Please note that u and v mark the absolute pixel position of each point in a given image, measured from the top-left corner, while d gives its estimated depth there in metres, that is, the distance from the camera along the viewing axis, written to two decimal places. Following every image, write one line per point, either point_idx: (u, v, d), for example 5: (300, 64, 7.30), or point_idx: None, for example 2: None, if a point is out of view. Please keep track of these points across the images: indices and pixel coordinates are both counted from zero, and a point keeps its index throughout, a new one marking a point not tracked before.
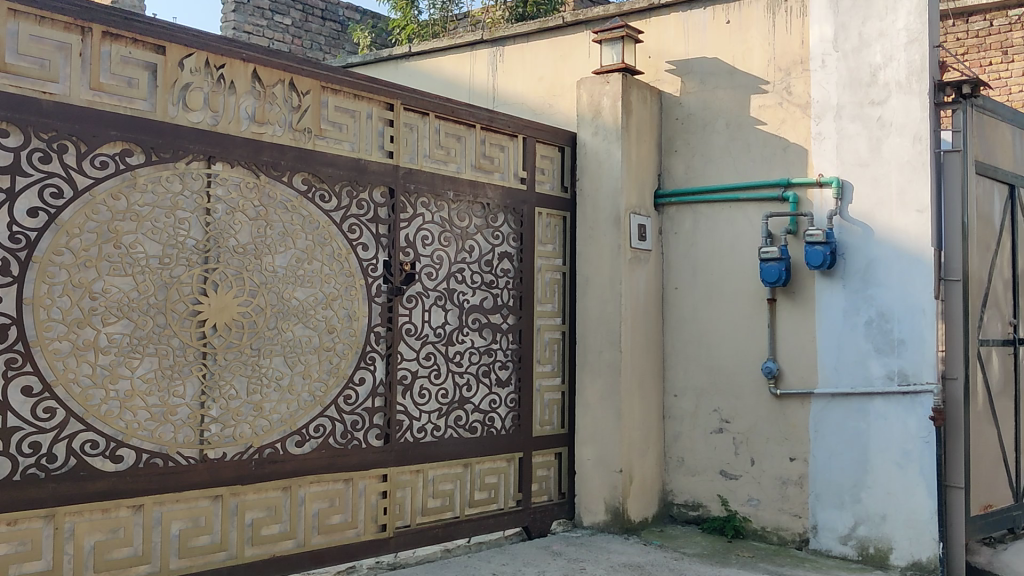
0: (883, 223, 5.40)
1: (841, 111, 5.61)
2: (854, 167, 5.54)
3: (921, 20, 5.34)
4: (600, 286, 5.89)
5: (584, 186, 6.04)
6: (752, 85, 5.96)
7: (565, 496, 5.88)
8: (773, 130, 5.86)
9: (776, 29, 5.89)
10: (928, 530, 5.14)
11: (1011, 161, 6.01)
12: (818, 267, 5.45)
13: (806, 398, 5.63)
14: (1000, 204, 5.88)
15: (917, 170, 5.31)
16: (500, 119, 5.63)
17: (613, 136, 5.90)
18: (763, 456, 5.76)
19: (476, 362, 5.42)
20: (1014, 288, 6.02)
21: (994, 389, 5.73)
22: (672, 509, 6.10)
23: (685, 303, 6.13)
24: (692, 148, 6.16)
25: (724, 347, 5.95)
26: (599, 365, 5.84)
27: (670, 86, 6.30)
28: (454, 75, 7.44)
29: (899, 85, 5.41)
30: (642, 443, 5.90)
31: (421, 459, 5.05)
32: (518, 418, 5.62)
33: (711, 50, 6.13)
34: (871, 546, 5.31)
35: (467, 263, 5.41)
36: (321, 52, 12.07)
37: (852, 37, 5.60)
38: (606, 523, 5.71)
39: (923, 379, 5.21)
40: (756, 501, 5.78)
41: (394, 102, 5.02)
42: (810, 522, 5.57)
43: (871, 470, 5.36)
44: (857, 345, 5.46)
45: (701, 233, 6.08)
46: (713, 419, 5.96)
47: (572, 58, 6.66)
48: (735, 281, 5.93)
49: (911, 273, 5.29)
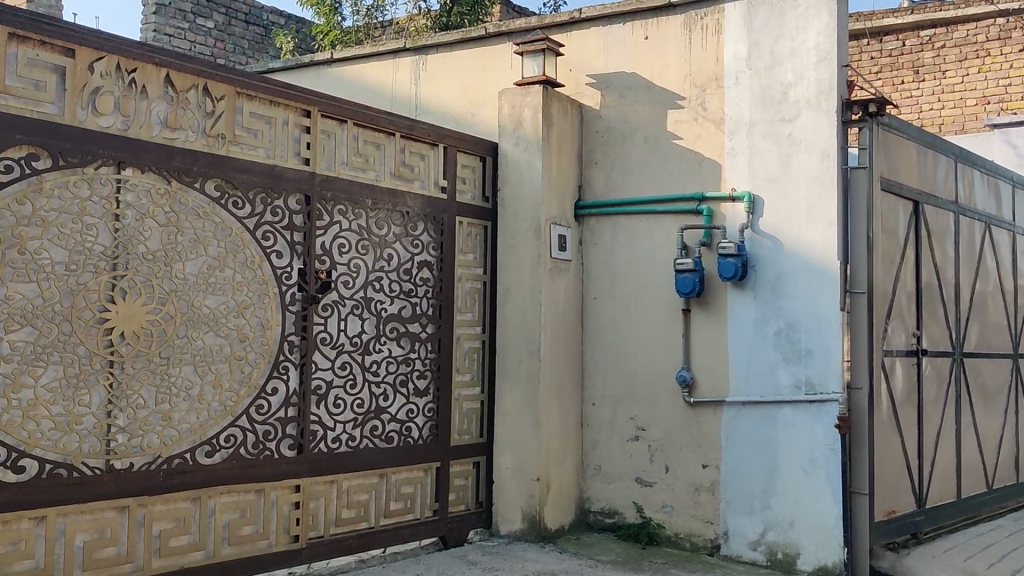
0: (792, 236, 5.56)
1: (753, 127, 5.76)
2: (765, 182, 5.69)
3: (830, 40, 5.52)
4: (520, 296, 5.92)
5: (504, 196, 6.07)
6: (669, 100, 6.09)
7: (482, 505, 5.88)
8: (688, 145, 5.99)
9: (692, 45, 6.02)
10: (834, 535, 5.30)
11: (915, 178, 6.25)
12: (730, 279, 5.58)
13: (718, 407, 5.76)
14: (904, 219, 6.10)
15: (826, 185, 5.48)
16: (420, 128, 5.63)
17: (533, 148, 5.95)
18: (677, 463, 5.87)
19: (394, 371, 5.42)
20: (917, 301, 6.25)
21: (897, 398, 5.93)
22: (588, 516, 6.14)
23: (603, 313, 6.20)
24: (612, 161, 6.25)
25: (641, 357, 6.04)
26: (518, 374, 5.88)
27: (591, 99, 6.38)
28: (376, 82, 7.41)
29: (809, 102, 5.58)
30: (560, 451, 5.95)
31: (335, 470, 5.03)
32: (435, 428, 5.62)
33: (631, 65, 6.23)
34: (779, 551, 5.45)
35: (385, 271, 5.40)
36: (244, 56, 11.92)
37: (765, 55, 5.76)
38: (523, 532, 5.75)
39: (829, 388, 5.39)
40: (669, 507, 5.88)
41: (311, 109, 5.00)
42: (721, 528, 5.68)
43: (779, 477, 5.50)
44: (767, 355, 5.61)
45: (620, 244, 6.16)
46: (630, 427, 6.04)
47: (494, 69, 6.71)
48: (653, 292, 6.03)
49: (818, 285, 5.46)
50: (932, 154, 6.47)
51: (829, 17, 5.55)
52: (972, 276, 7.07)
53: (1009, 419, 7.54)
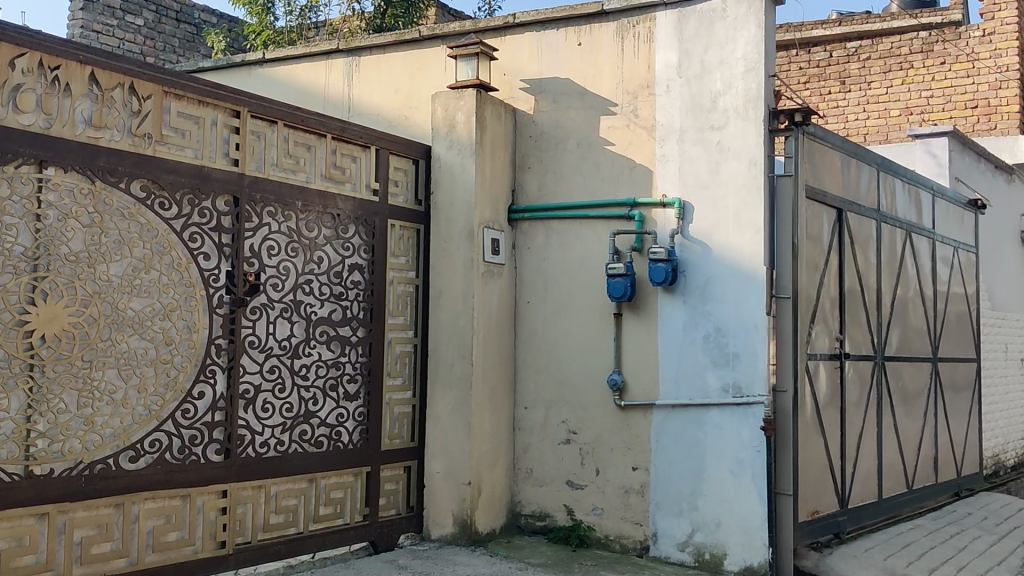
0: (721, 242, 5.66)
1: (684, 134, 5.85)
2: (695, 189, 5.78)
3: (758, 50, 5.64)
4: (452, 299, 5.92)
5: (437, 199, 6.05)
6: (601, 106, 6.14)
7: (413, 509, 5.85)
8: (620, 151, 6.05)
9: (624, 53, 6.09)
10: (759, 535, 5.40)
11: (839, 185, 6.41)
12: (660, 283, 5.66)
13: (648, 410, 5.83)
14: (828, 226, 6.26)
15: (753, 193, 5.59)
16: (352, 130, 5.60)
17: (466, 151, 5.96)
18: (607, 466, 5.93)
19: (323, 375, 5.38)
20: (840, 306, 6.41)
21: (821, 400, 6.07)
22: (519, 520, 6.15)
23: (535, 317, 6.23)
24: (545, 165, 6.28)
25: (573, 360, 6.09)
26: (449, 378, 5.88)
27: (524, 104, 6.40)
28: (308, 84, 7.33)
29: (737, 111, 5.69)
30: (492, 455, 5.96)
31: (263, 475, 4.97)
32: (366, 432, 5.59)
33: (564, 71, 6.26)
34: (706, 552, 5.53)
35: (315, 274, 5.36)
36: (174, 55, 11.71)
37: (695, 64, 5.86)
38: (453, 536, 5.74)
39: (755, 391, 5.50)
40: (600, 509, 5.93)
41: (240, 109, 4.95)
42: (650, 530, 5.75)
43: (706, 479, 5.59)
44: (695, 359, 5.70)
45: (552, 248, 6.19)
46: (561, 430, 6.08)
47: (428, 72, 6.70)
48: (584, 296, 6.08)
49: (745, 290, 5.57)
50: (855, 163, 6.64)
51: (757, 28, 5.66)
52: (893, 282, 7.26)
53: (929, 421, 7.76)
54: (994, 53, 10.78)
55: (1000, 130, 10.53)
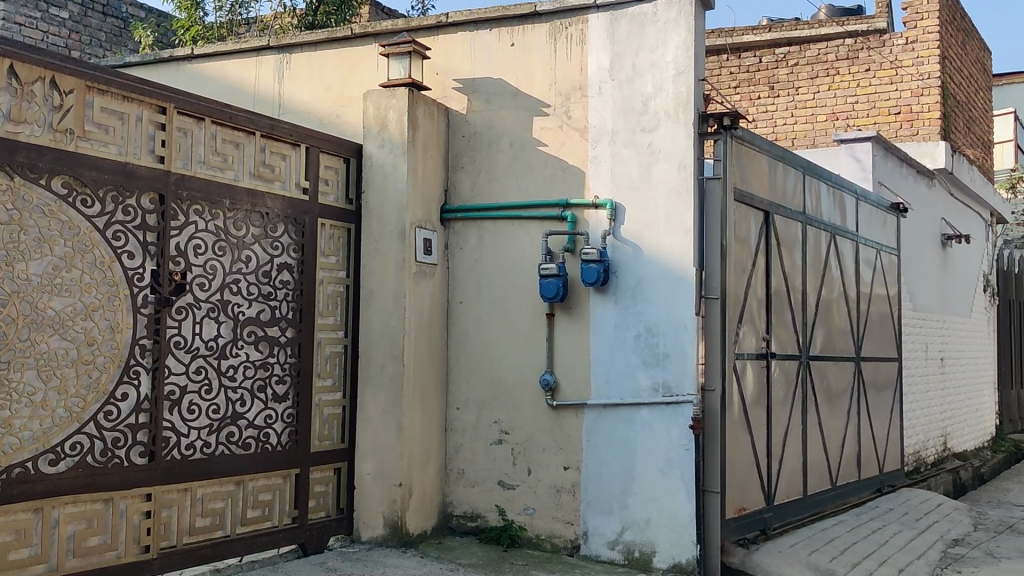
0: (651, 243, 5.73)
1: (616, 136, 5.90)
2: (626, 191, 5.83)
3: (688, 54, 5.72)
4: (383, 300, 5.88)
5: (369, 199, 5.99)
6: (534, 107, 6.16)
7: (343, 511, 5.81)
8: (553, 152, 6.07)
9: (557, 54, 6.11)
10: (687, 532, 5.48)
11: (766, 188, 6.54)
12: (592, 284, 5.70)
13: (580, 409, 5.86)
14: (755, 228, 6.37)
15: (683, 195, 5.67)
16: (281, 128, 5.53)
17: (398, 150, 5.92)
18: (539, 466, 5.95)
19: (251, 376, 5.31)
20: (767, 306, 6.53)
21: (748, 399, 6.18)
22: (450, 521, 6.13)
23: (467, 317, 6.22)
24: (478, 165, 6.27)
25: (505, 361, 6.10)
26: (380, 379, 5.84)
27: (457, 104, 6.37)
28: (238, 80, 7.22)
29: (668, 114, 5.76)
30: (423, 456, 5.93)
31: (189, 478, 4.89)
32: (294, 434, 5.53)
33: (497, 71, 6.26)
34: (636, 550, 5.59)
35: (242, 274, 5.28)
36: (101, 50, 11.44)
37: (626, 67, 5.92)
38: (384, 538, 5.70)
39: (685, 390, 5.58)
40: (531, 509, 5.94)
41: (167, 105, 4.86)
42: (581, 528, 5.79)
43: (636, 478, 5.65)
44: (626, 358, 5.76)
45: (485, 249, 6.19)
46: (493, 431, 6.08)
47: (359, 71, 6.65)
48: (516, 296, 6.10)
49: (675, 290, 5.64)
50: (781, 166, 6.78)
51: (687, 32, 5.74)
52: (818, 283, 7.41)
53: (852, 419, 7.94)
54: (916, 60, 11.13)
55: (922, 135, 10.85)
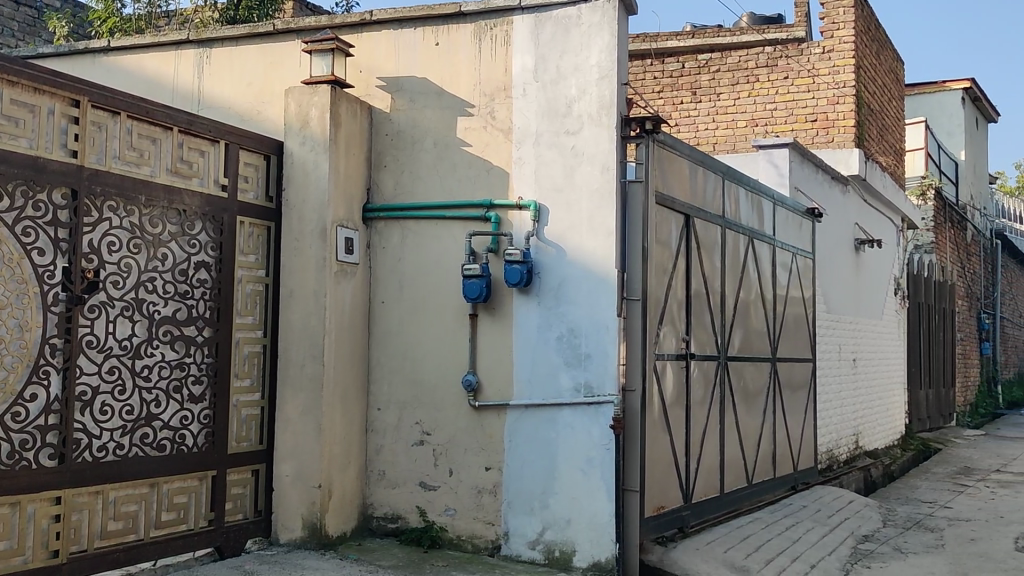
0: (574, 245, 5.77)
1: (540, 138, 5.93)
2: (549, 192, 5.86)
3: (611, 58, 5.78)
4: (303, 299, 5.81)
5: (289, 197, 5.92)
6: (458, 107, 6.15)
7: (261, 513, 5.73)
8: (477, 152, 6.07)
9: (482, 55, 6.12)
10: (607, 531, 5.53)
11: (687, 192, 6.64)
12: (515, 284, 5.73)
13: (502, 410, 5.87)
14: (676, 231, 6.46)
15: (606, 198, 5.72)
16: (199, 123, 5.41)
17: (320, 148, 5.85)
18: (460, 467, 5.94)
19: (167, 377, 5.21)
20: (686, 308, 6.63)
21: (667, 399, 6.26)
22: (370, 522, 6.09)
23: (390, 318, 6.18)
24: (401, 164, 6.23)
25: (427, 361, 6.08)
26: (300, 379, 5.77)
27: (381, 102, 6.33)
28: (156, 74, 7.06)
29: (591, 117, 5.81)
30: (343, 457, 5.88)
31: (101, 481, 4.78)
32: (211, 435, 5.43)
33: (421, 70, 6.25)
34: (556, 549, 5.62)
35: (158, 272, 5.18)
36: (13, 39, 11.12)
37: (551, 69, 5.95)
38: (302, 540, 5.63)
39: (605, 390, 5.63)
40: (452, 510, 5.93)
41: (80, 98, 4.75)
42: (502, 529, 5.80)
43: (557, 478, 5.69)
44: (548, 359, 5.79)
45: (408, 248, 6.16)
46: (414, 432, 6.06)
47: (281, 67, 6.56)
48: (439, 297, 6.08)
49: (597, 292, 5.69)
50: (702, 170, 6.89)
51: (610, 36, 5.80)
52: (736, 285, 7.55)
53: (768, 418, 8.11)
54: (832, 69, 11.38)
55: (837, 143, 11.09)
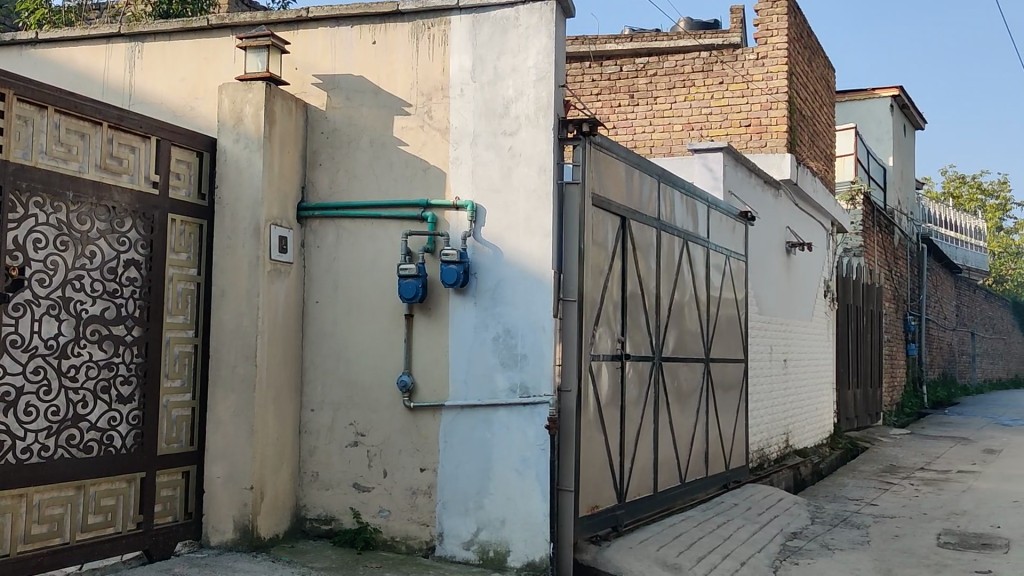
0: (511, 246, 5.77)
1: (477, 138, 5.93)
2: (487, 193, 5.87)
3: (549, 59, 5.79)
4: (236, 298, 5.73)
5: (222, 195, 5.83)
6: (394, 106, 6.12)
7: (191, 516, 5.64)
8: (414, 152, 6.05)
9: (419, 54, 6.10)
10: (541, 531, 5.54)
11: (623, 194, 6.70)
12: (451, 285, 5.72)
13: (437, 411, 5.86)
14: (612, 232, 6.51)
15: (542, 199, 5.74)
16: (129, 119, 5.30)
17: (254, 146, 5.78)
18: (394, 467, 5.91)
19: (95, 377, 5.10)
20: (622, 309, 6.68)
21: (602, 400, 6.31)
22: (304, 524, 6.02)
23: (324, 318, 6.12)
24: (336, 163, 6.18)
25: (362, 362, 6.04)
26: (232, 380, 5.69)
27: (316, 100, 6.27)
28: (86, 68, 6.92)
29: (528, 118, 5.83)
30: (276, 458, 5.81)
31: (24, 483, 4.68)
32: (141, 436, 5.32)
33: (357, 69, 6.20)
34: (491, 549, 5.62)
35: (86, 270, 5.07)
36: None
37: (488, 69, 5.96)
38: (234, 542, 5.56)
39: (541, 390, 5.65)
40: (386, 511, 5.90)
41: (4, 91, 4.67)
42: (436, 530, 5.78)
43: (492, 478, 5.69)
44: (484, 360, 5.79)
45: (343, 248, 6.11)
46: (348, 433, 6.01)
47: (214, 61, 6.46)
48: (375, 297, 6.05)
49: (533, 293, 5.71)
50: (637, 173, 6.96)
51: (547, 38, 5.81)
52: (671, 287, 7.64)
53: (701, 418, 8.22)
54: (766, 75, 11.52)
55: (770, 147, 11.25)
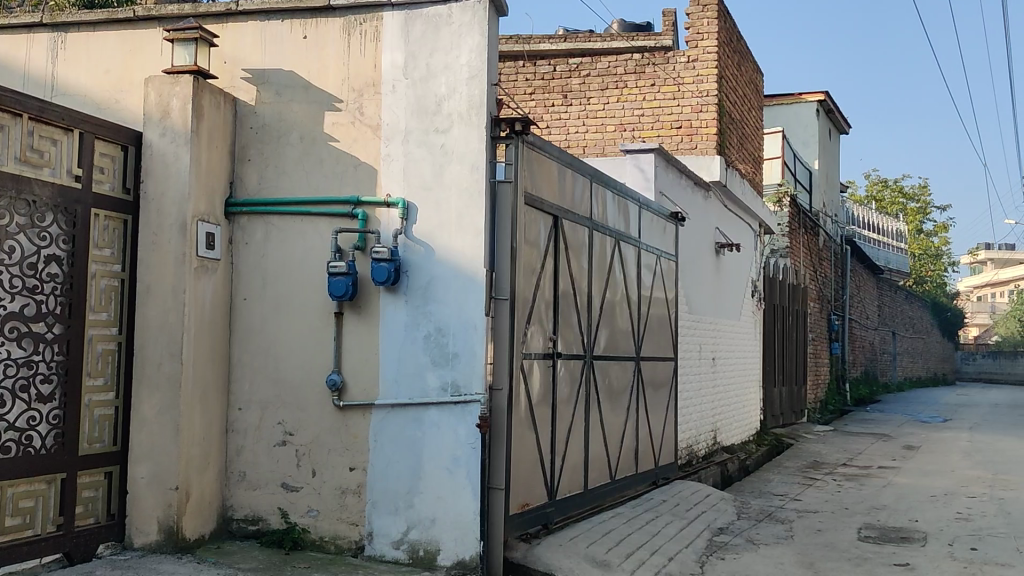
0: (443, 244, 5.76)
1: (408, 136, 5.90)
2: (418, 190, 5.84)
3: (481, 58, 5.79)
4: (162, 295, 5.62)
5: (147, 189, 5.70)
6: (326, 102, 6.06)
7: (113, 517, 5.50)
8: (345, 148, 6.00)
9: (350, 50, 6.05)
10: (471, 530, 5.54)
11: (555, 193, 6.73)
12: (382, 283, 5.67)
13: (367, 409, 5.82)
14: (544, 231, 6.53)
15: (474, 197, 5.74)
16: (51, 110, 5.16)
17: (181, 140, 5.66)
18: (324, 467, 5.85)
19: (13, 375, 4.96)
20: (553, 307, 6.71)
21: (534, 398, 6.33)
22: (230, 525, 5.93)
23: (253, 315, 6.03)
24: (266, 159, 6.10)
25: (291, 360, 5.96)
26: (157, 378, 5.58)
27: (245, 94, 6.17)
28: (6, 58, 6.71)
29: (460, 116, 5.82)
30: (202, 458, 5.71)
31: None
32: (61, 436, 5.18)
33: (287, 63, 6.13)
34: (421, 548, 5.61)
35: (4, 265, 4.94)
36: None
37: (420, 66, 5.93)
38: (158, 544, 5.45)
39: (472, 389, 5.65)
40: (315, 511, 5.84)
41: None
42: (366, 529, 5.74)
43: (422, 477, 5.67)
44: (415, 358, 5.77)
45: (272, 244, 6.02)
46: (277, 432, 5.93)
47: (141, 53, 6.32)
48: (304, 295, 5.98)
49: (464, 291, 5.71)
50: (570, 173, 7.00)
51: (480, 36, 5.81)
52: (602, 286, 7.69)
53: (631, 416, 8.29)
54: (697, 78, 11.70)
55: (701, 150, 11.47)
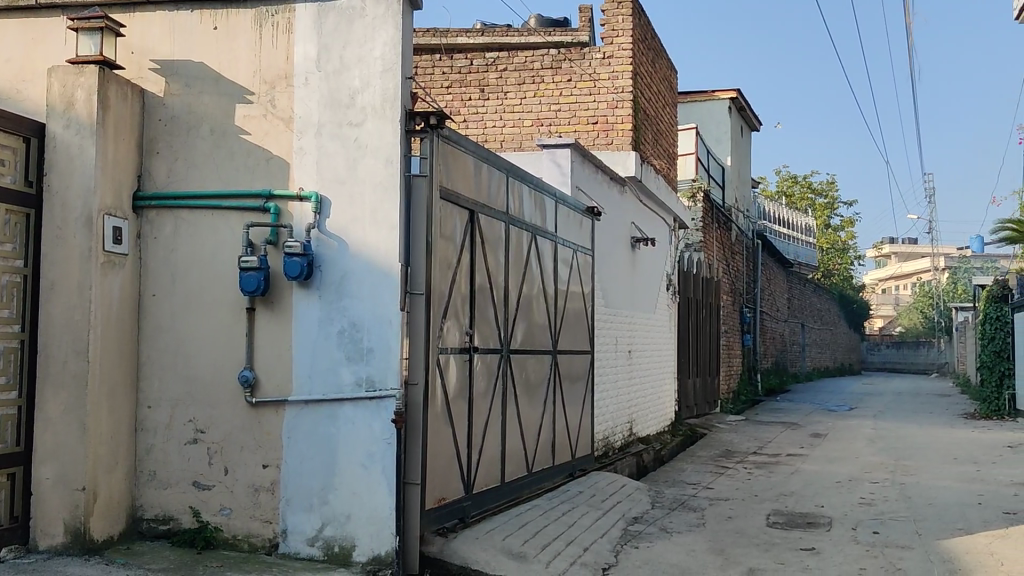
0: (357, 238, 5.72)
1: (321, 129, 5.84)
2: (332, 184, 5.78)
3: (395, 51, 5.77)
4: (67, 292, 5.47)
5: (51, 182, 5.53)
6: (237, 94, 5.96)
7: (16, 519, 5.35)
8: (256, 141, 5.91)
9: (262, 42, 5.97)
10: (387, 526, 5.53)
11: (471, 189, 6.74)
12: (295, 277, 5.61)
13: (280, 406, 5.75)
14: (460, 226, 6.54)
15: (388, 191, 5.71)
16: None
17: (86, 132, 5.51)
18: (236, 465, 5.77)
19: None
20: (470, 302, 6.73)
21: (450, 393, 6.34)
22: (140, 525, 5.80)
23: (162, 311, 5.91)
24: (175, 152, 5.97)
25: (203, 356, 5.86)
26: (62, 377, 5.43)
27: (154, 86, 6.04)
28: None
29: (374, 110, 5.78)
30: (110, 457, 5.57)
31: None
32: None
33: (197, 54, 6.02)
34: (336, 545, 5.57)
35: None
36: None
37: (334, 59, 5.87)
38: (64, 546, 5.31)
39: (387, 384, 5.64)
40: (228, 510, 5.76)
41: None
42: (280, 527, 5.68)
43: (337, 473, 5.63)
44: (329, 353, 5.73)
45: (182, 239, 5.90)
46: (187, 430, 5.83)
47: (44, 43, 6.13)
48: (215, 290, 5.88)
49: (379, 286, 5.68)
50: (485, 168, 7.01)
51: (394, 29, 5.79)
52: (519, 280, 7.74)
53: (547, 409, 8.36)
54: (612, 74, 11.86)
55: (616, 146, 11.59)
